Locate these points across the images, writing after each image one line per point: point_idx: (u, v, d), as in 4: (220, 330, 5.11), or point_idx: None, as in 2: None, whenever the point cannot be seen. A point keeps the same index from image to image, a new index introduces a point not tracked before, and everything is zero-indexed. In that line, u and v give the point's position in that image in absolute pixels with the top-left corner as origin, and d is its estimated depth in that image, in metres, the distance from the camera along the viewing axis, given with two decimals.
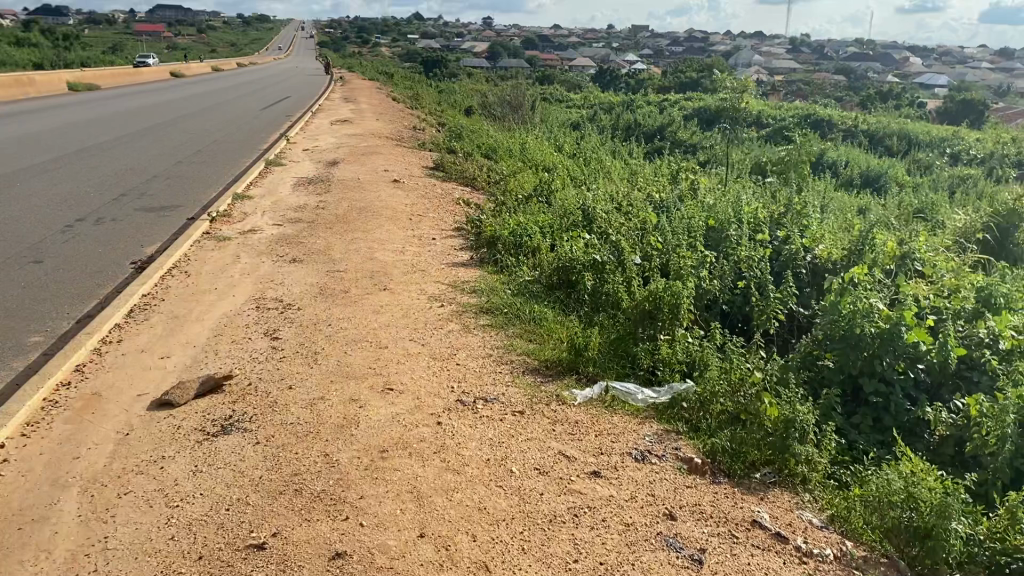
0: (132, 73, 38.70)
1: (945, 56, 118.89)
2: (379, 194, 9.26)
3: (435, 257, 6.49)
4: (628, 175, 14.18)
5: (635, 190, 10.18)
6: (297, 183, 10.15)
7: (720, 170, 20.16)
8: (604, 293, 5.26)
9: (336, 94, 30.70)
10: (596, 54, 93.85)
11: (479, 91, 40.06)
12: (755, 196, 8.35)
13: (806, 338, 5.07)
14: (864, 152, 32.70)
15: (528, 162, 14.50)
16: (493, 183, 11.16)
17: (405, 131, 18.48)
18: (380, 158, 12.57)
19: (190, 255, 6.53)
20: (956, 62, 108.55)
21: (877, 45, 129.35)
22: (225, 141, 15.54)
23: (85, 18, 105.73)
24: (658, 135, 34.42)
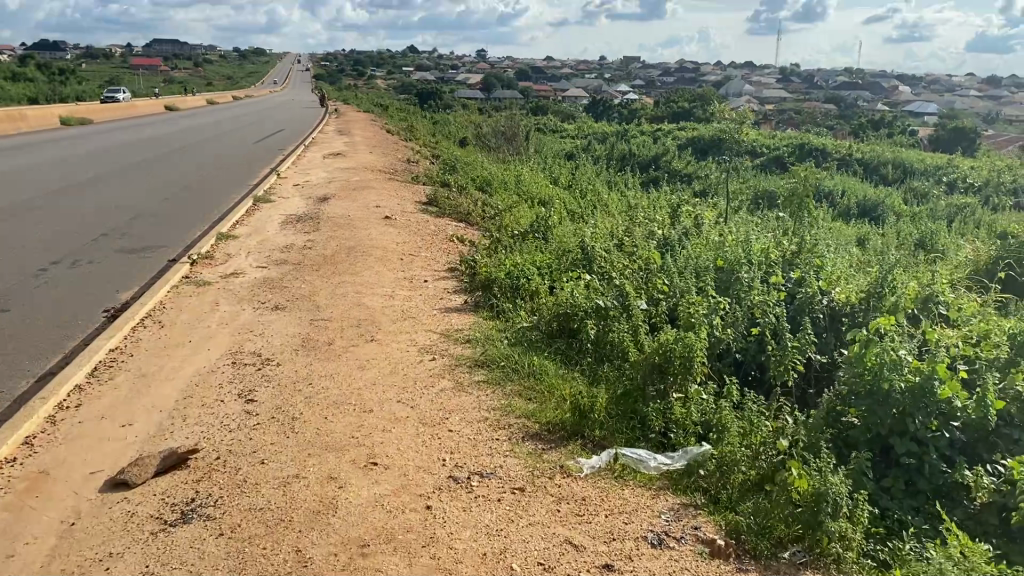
0: (126, 106, 38.57)
1: (935, 85, 119.85)
2: (369, 232, 8.88)
3: (427, 301, 6.09)
4: (626, 207, 13.85)
5: (635, 224, 9.83)
6: (284, 221, 9.78)
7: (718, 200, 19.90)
8: (609, 343, 4.86)
9: (329, 127, 30.51)
10: (589, 85, 94.33)
11: (473, 122, 39.98)
12: (762, 231, 7.99)
13: (829, 393, 4.70)
14: (860, 181, 32.55)
15: (523, 195, 14.18)
16: (488, 219, 10.81)
17: (398, 164, 18.17)
18: (372, 193, 12.23)
19: (166, 302, 6.12)
20: (945, 90, 109.45)
21: (867, 74, 130.49)
22: (214, 176, 15.20)
23: (81, 52, 106.01)
24: (653, 165, 34.29)
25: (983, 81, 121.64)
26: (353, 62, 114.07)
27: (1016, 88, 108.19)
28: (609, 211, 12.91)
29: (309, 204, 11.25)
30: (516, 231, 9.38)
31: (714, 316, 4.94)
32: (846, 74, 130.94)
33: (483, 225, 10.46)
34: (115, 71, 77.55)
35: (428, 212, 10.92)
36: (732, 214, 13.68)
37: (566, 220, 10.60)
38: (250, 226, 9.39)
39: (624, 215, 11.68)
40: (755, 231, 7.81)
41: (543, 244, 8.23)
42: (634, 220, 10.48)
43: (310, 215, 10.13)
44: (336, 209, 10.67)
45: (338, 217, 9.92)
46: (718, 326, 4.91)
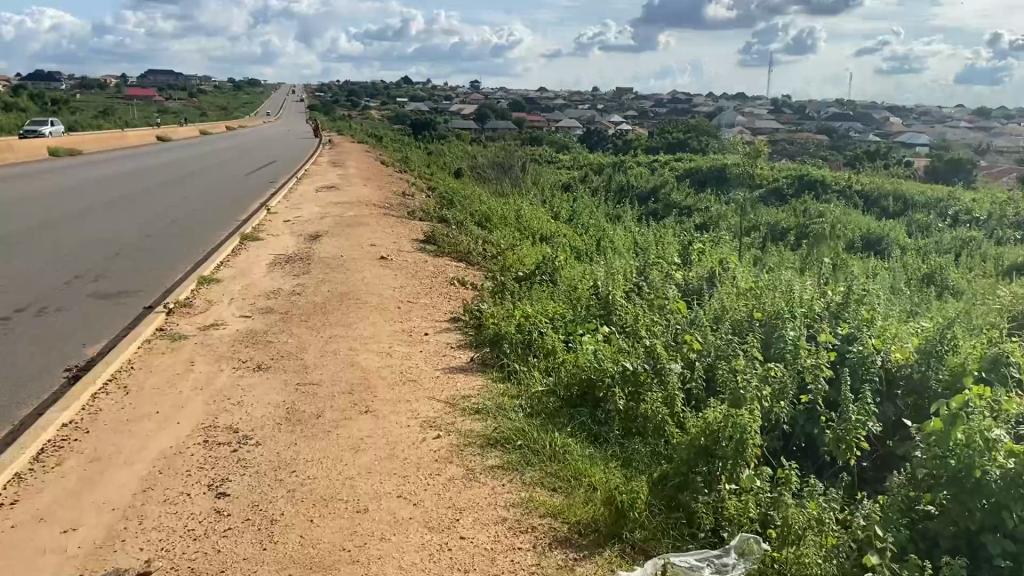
0: (119, 138, 38.14)
1: (925, 116, 120.69)
2: (364, 274, 8.24)
3: (428, 359, 5.44)
4: (631, 245, 13.28)
5: (645, 264, 9.25)
6: (273, 262, 9.15)
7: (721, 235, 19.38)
8: (642, 416, 4.21)
9: (323, 158, 30.02)
10: (584, 116, 94.68)
11: (468, 153, 39.63)
12: (788, 275, 7.38)
13: (898, 476, 4.07)
14: (860, 213, 32.18)
15: (524, 232, 13.60)
16: (489, 258, 10.20)
17: (394, 197, 17.59)
18: (366, 230, 11.62)
19: (135, 361, 5.44)
20: (937, 121, 110.14)
21: (859, 105, 131.44)
22: (203, 211, 14.59)
23: (75, 82, 105.83)
24: (652, 197, 33.85)
25: (972, 113, 122.63)
26: (348, 93, 114.14)
27: (1006, 119, 108.89)
28: (614, 249, 12.33)
29: (301, 242, 10.63)
30: (521, 274, 8.76)
31: (763, 385, 4.30)
32: (836, 105, 131.84)
33: (486, 265, 9.85)
34: (108, 101, 77.21)
35: (426, 250, 10.31)
36: (742, 253, 13.12)
37: (572, 260, 10.00)
38: (236, 268, 8.75)
39: (634, 254, 11.09)
40: (783, 275, 7.22)
41: (553, 289, 7.61)
42: (644, 260, 9.89)
43: (302, 255, 9.51)
44: (329, 248, 10.05)
45: (331, 257, 9.30)
46: (768, 395, 4.28)
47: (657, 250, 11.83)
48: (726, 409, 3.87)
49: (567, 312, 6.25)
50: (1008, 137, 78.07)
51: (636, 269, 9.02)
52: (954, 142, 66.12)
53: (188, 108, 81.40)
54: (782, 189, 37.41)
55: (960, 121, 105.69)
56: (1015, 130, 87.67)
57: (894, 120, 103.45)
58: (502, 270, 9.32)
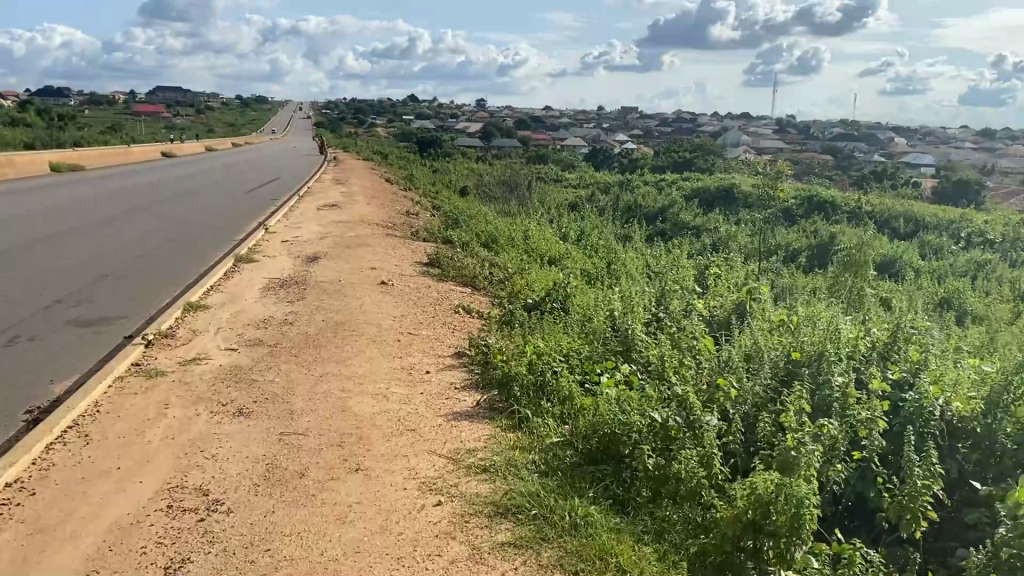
0: (122, 153, 37.79)
1: (930, 136, 120.49)
2: (363, 301, 7.68)
3: (429, 403, 4.87)
4: (642, 269, 12.77)
5: (662, 291, 8.68)
6: (266, 286, 8.59)
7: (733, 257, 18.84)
8: (674, 480, 3.64)
9: (327, 175, 29.57)
10: (589, 134, 94.46)
11: (473, 171, 39.20)
12: (822, 306, 6.79)
13: (976, 553, 3.48)
14: (871, 234, 31.66)
15: (531, 253, 13.07)
16: (496, 282, 9.65)
17: (397, 216, 17.05)
18: (367, 251, 11.08)
19: (103, 400, 4.85)
20: (942, 141, 109.85)
21: (864, 126, 131.30)
22: (200, 230, 14.09)
23: (83, 99, 105.93)
24: (660, 216, 33.35)
25: (977, 133, 122.43)
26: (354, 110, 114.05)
27: (1011, 140, 108.67)
28: (626, 274, 11.78)
29: (297, 264, 10.07)
30: (530, 302, 8.19)
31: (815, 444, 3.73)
32: (841, 126, 131.69)
33: (492, 290, 9.27)
34: (113, 117, 77.07)
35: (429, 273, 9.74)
36: (759, 280, 12.58)
37: (585, 285, 9.43)
38: (227, 293, 8.20)
39: (647, 280, 10.53)
40: (816, 307, 6.65)
41: (567, 321, 7.05)
42: (660, 288, 9.32)
43: (297, 279, 8.95)
44: (326, 270, 9.50)
45: (330, 281, 8.76)
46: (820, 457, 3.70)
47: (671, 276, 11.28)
48: (776, 478, 3.31)
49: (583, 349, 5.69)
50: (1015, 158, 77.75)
51: (653, 297, 8.45)
52: (961, 163, 65.73)
53: (193, 124, 81.23)
54: (791, 210, 36.89)
55: (965, 142, 105.36)
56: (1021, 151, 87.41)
57: (900, 141, 103.22)
58: (511, 297, 8.76)
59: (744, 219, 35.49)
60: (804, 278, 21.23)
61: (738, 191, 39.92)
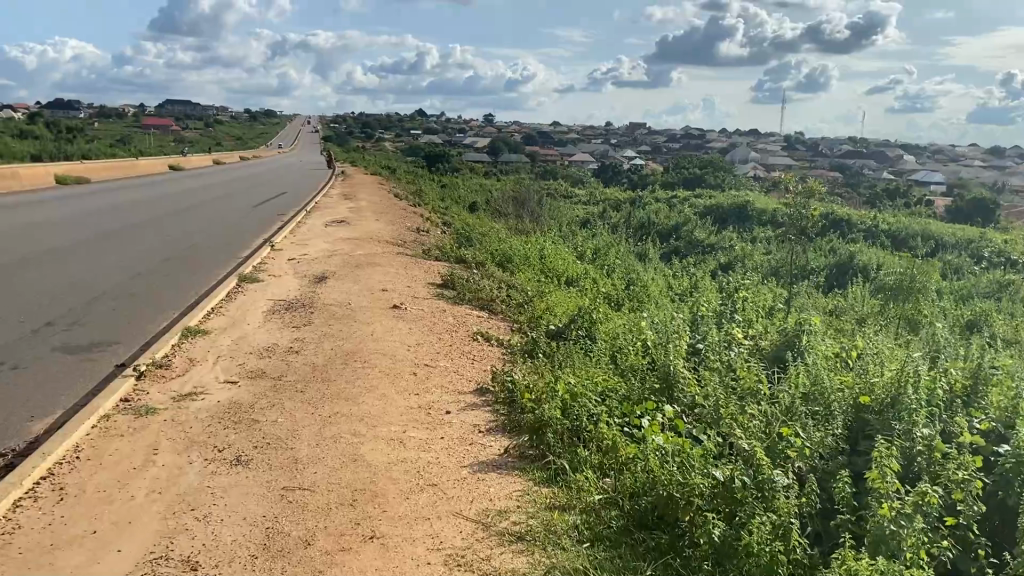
0: (130, 167, 37.45)
1: (939, 154, 120.02)
2: (374, 327, 7.15)
3: (451, 450, 4.31)
4: (663, 292, 12.23)
5: (692, 320, 8.12)
6: (270, 309, 8.07)
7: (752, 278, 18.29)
8: (745, 556, 3.08)
9: (335, 191, 29.11)
10: (597, 151, 94.22)
11: (483, 187, 38.77)
12: (873, 342, 6.22)
13: None
14: (888, 253, 31.11)
15: (548, 274, 12.53)
16: (514, 306, 9.10)
17: (407, 233, 16.56)
18: (378, 271, 10.54)
19: (85, 444, 4.31)
20: (952, 159, 109.38)
21: (873, 143, 130.92)
22: (205, 247, 13.61)
23: (94, 112, 106.09)
24: (673, 234, 32.82)
25: (986, 152, 121.90)
26: (363, 125, 114.01)
27: (1021, 159, 108.12)
28: (647, 296, 11.24)
29: (304, 285, 9.56)
30: (552, 329, 7.65)
31: (913, 512, 3.17)
32: (848, 144, 131.38)
33: (510, 314, 8.74)
34: (124, 130, 76.97)
35: (443, 295, 9.22)
36: (784, 305, 12.05)
37: (608, 310, 8.90)
38: (229, 317, 7.68)
39: (672, 306, 9.99)
40: (868, 343, 6.07)
41: (596, 352, 6.49)
42: (688, 315, 8.78)
43: (304, 301, 8.43)
44: (334, 292, 8.97)
45: (338, 304, 8.24)
46: (919, 529, 3.14)
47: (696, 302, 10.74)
48: (878, 563, 2.75)
49: (619, 387, 5.14)
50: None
51: (683, 326, 7.90)
52: (973, 182, 65.20)
53: (202, 138, 81.16)
54: None
55: (975, 160, 104.85)
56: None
57: (910, 159, 102.68)
58: (531, 324, 8.22)
59: (757, 238, 34.95)
60: (823, 300, 20.71)
61: (750, 209, 39.41)
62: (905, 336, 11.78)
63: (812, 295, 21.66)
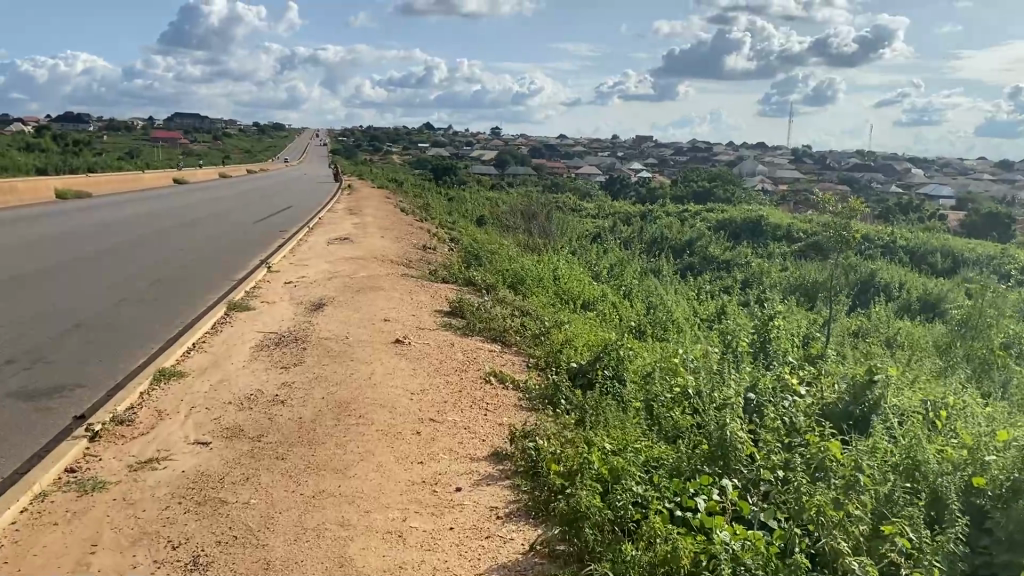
0: (133, 180, 36.72)
1: (949, 168, 118.98)
2: (374, 367, 6.28)
3: (465, 550, 3.45)
4: (689, 319, 11.33)
5: (731, 361, 7.20)
6: (257, 345, 7.20)
7: (774, 299, 17.40)
8: None
9: (340, 205, 28.31)
10: (605, 164, 93.47)
11: (491, 201, 37.95)
12: (955, 403, 5.31)
13: None
14: (908, 270, 30.20)
15: (563, 299, 11.64)
16: (529, 339, 8.19)
17: (414, 252, 15.69)
18: (380, 297, 9.67)
19: (7, 538, 3.45)
20: (962, 173, 108.37)
21: (880, 156, 130.05)
22: (198, 266, 12.79)
23: (103, 125, 105.81)
24: (686, 250, 31.93)
25: (995, 165, 120.95)
26: (370, 137, 113.55)
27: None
28: (673, 326, 10.34)
29: (299, 313, 8.70)
30: (575, 371, 6.75)
31: None
32: (857, 157, 130.50)
33: (527, 349, 7.85)
34: (131, 143, 76.55)
35: (451, 325, 8.33)
36: (820, 335, 11.16)
37: (636, 345, 8.01)
38: (211, 355, 6.80)
39: (704, 338, 9.09)
40: (949, 404, 5.19)
41: (629, 403, 5.62)
42: (724, 350, 7.89)
43: (296, 334, 7.56)
44: (330, 323, 8.10)
45: (333, 338, 7.37)
46: None
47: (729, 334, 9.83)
48: None
49: (664, 455, 4.28)
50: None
51: (723, 368, 7.01)
52: (986, 196, 64.23)
53: (210, 151, 80.72)
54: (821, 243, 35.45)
55: (984, 173, 103.98)
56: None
57: (920, 172, 101.61)
58: (551, 363, 7.32)
59: (773, 254, 34.06)
60: (848, 324, 19.83)
61: (765, 223, 38.51)
62: (949, 370, 10.90)
63: (836, 316, 20.76)
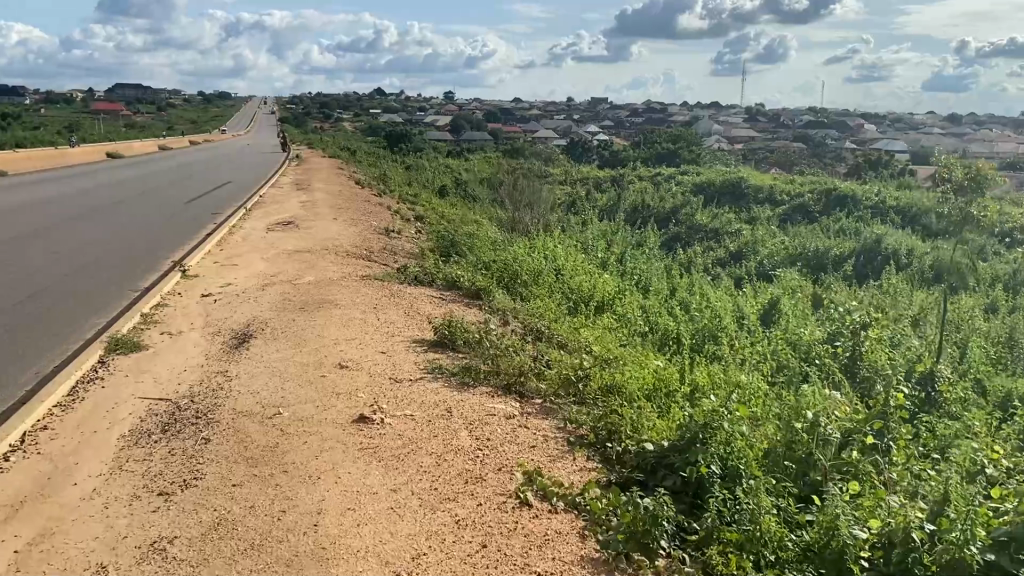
0: (60, 155, 33.08)
1: (898, 123, 118.89)
2: (323, 493, 3.57)
3: None
4: (741, 329, 8.74)
5: (891, 450, 4.60)
6: (129, 434, 4.38)
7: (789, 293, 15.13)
8: None
9: (287, 179, 25.26)
10: (562, 127, 90.85)
11: (454, 168, 35.13)
12: None
13: None
14: (904, 233, 28.10)
15: (571, 309, 9.02)
16: (559, 393, 5.49)
17: (377, 238, 12.94)
18: (337, 319, 6.89)
19: None
20: (912, 128, 108.11)
21: (832, 113, 129.81)
22: (95, 272, 9.91)
23: (39, 98, 99.55)
24: (668, 218, 29.51)
25: (944, 120, 120.84)
26: (320, 105, 109.24)
27: (980, 125, 107.21)
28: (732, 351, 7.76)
29: (212, 357, 5.88)
30: (668, 485, 4.10)
31: None
32: (810, 114, 130.06)
33: (562, 411, 5.19)
34: (66, 116, 71.57)
35: (444, 370, 5.58)
36: (909, 339, 8.67)
37: (724, 401, 5.36)
38: (38, 466, 3.95)
39: (794, 379, 6.53)
40: None
41: None
42: (853, 409, 5.33)
43: (199, 408, 4.75)
44: (256, 379, 5.30)
45: (257, 413, 4.59)
46: None
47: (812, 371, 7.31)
48: None
49: None
50: (989, 143, 75.66)
51: (881, 470, 4.48)
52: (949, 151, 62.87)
53: (149, 123, 75.73)
54: (807, 207, 33.24)
55: (933, 128, 103.68)
56: (999, 137, 85.08)
57: (871, 128, 100.89)
58: (606, 452, 4.70)
59: (757, 220, 31.72)
60: (870, 300, 17.51)
61: (746, 185, 36.15)
62: None
63: (847, 293, 18.49)
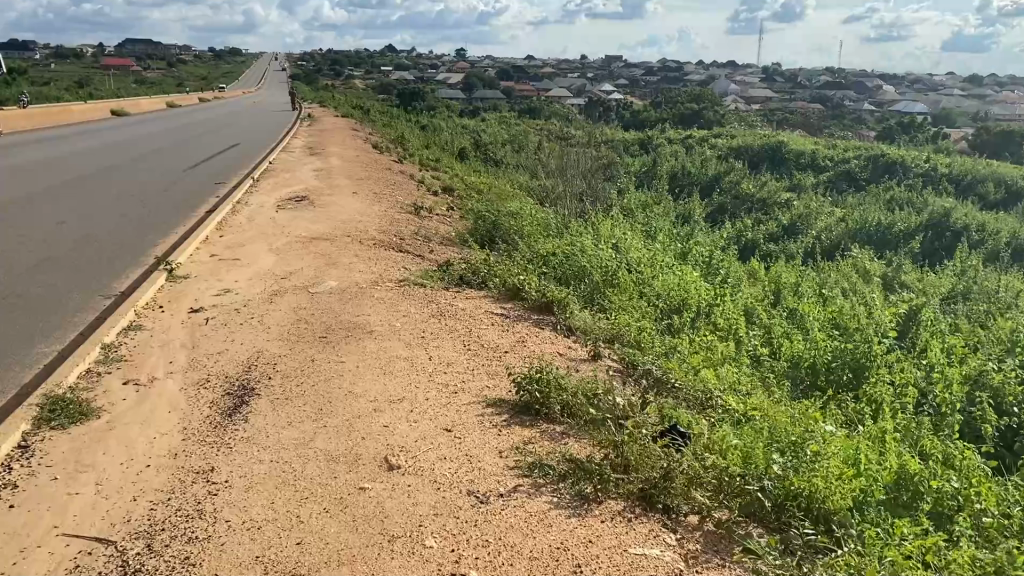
0: (64, 112, 31.06)
1: (918, 83, 115.14)
2: None
3: None
4: (887, 355, 6.79)
5: None
6: None
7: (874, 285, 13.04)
8: None
9: (297, 142, 23.12)
10: (577, 84, 87.80)
11: (475, 129, 32.94)
12: None
13: None
14: (963, 203, 25.79)
15: (666, 331, 6.96)
16: (725, 521, 3.47)
17: (405, 219, 10.90)
18: (371, 363, 4.88)
19: None
20: (933, 88, 104.62)
21: (850, 73, 126.23)
22: (60, 267, 7.91)
23: (46, 53, 96.79)
24: (709, 189, 27.29)
25: (965, 81, 116.91)
26: (330, 62, 106.39)
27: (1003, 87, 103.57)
28: (900, 411, 5.84)
29: (192, 440, 3.89)
30: None
31: None
32: (829, 73, 126.39)
33: (747, 554, 3.22)
34: (73, 71, 69.24)
35: (550, 471, 3.60)
36: None
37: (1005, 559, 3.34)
38: None
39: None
40: None
41: None
42: None
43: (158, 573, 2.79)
44: (257, 495, 3.33)
45: None
46: None
47: (1017, 459, 5.46)
48: None
49: None
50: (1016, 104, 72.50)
51: None
52: (980, 113, 59.91)
53: (156, 78, 73.33)
54: (853, 173, 30.85)
55: (957, 88, 100.17)
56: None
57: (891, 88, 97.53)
58: None
59: (801, 190, 29.41)
60: (958, 284, 15.31)
61: (786, 148, 33.73)
62: None
63: (926, 277, 16.32)
